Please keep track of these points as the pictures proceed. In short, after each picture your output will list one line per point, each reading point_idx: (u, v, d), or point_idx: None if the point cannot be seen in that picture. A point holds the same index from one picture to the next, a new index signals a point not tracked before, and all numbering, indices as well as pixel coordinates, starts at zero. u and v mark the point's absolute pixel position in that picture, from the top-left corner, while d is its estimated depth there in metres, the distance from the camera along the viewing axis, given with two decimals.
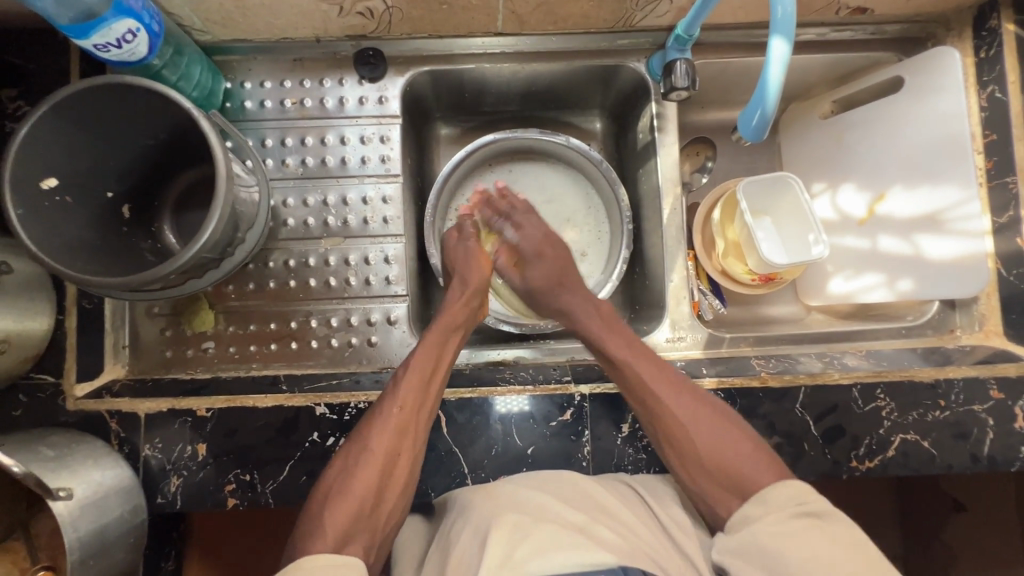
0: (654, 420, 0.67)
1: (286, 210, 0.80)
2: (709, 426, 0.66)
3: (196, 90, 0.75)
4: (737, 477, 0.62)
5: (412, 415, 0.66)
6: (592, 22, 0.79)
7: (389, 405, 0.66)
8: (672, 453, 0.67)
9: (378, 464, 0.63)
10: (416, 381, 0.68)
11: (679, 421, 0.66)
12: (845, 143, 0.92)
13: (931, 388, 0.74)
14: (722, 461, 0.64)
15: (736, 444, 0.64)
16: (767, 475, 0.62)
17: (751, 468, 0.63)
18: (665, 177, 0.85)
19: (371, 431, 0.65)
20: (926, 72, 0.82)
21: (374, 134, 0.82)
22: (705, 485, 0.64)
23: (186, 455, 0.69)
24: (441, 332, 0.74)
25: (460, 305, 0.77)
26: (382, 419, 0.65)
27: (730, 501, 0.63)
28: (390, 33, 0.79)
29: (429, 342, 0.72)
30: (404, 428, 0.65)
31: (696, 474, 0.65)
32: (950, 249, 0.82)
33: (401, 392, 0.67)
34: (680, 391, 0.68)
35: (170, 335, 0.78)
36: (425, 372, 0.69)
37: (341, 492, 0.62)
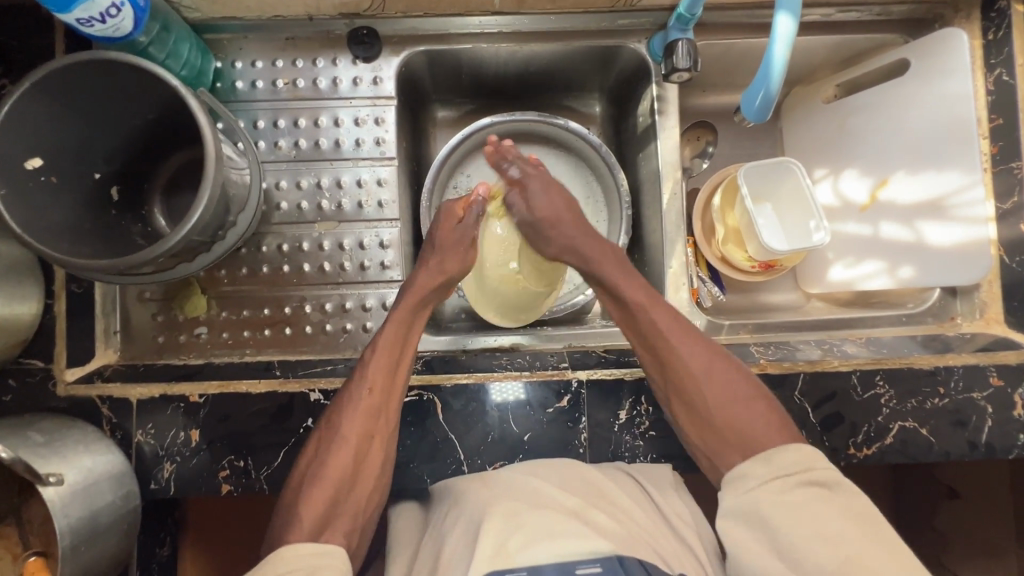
0: (663, 370, 0.67)
1: (279, 193, 0.78)
2: (726, 382, 0.64)
3: (185, 68, 0.73)
4: (742, 433, 0.62)
5: (381, 397, 0.65)
6: (592, 0, 0.77)
7: (356, 387, 0.65)
8: (682, 411, 0.65)
9: (352, 447, 0.63)
10: (384, 361, 0.67)
11: (694, 375, 0.65)
12: (849, 127, 0.91)
13: (930, 375, 0.74)
14: (729, 416, 0.63)
15: (747, 400, 0.63)
16: (778, 437, 0.61)
17: (763, 426, 0.61)
18: (666, 162, 0.83)
19: (341, 416, 0.65)
20: (933, 54, 0.80)
21: (368, 115, 0.80)
22: (705, 437, 0.64)
23: (179, 441, 0.68)
24: (406, 311, 0.72)
25: (421, 289, 0.73)
26: (351, 402, 0.65)
27: (733, 458, 0.62)
28: (384, 11, 0.77)
29: (394, 322, 0.70)
30: (373, 411, 0.65)
31: (699, 428, 0.64)
32: (952, 235, 0.81)
33: (367, 374, 0.66)
34: (700, 343, 0.67)
35: (162, 320, 0.77)
36: (391, 352, 0.68)
37: (316, 477, 0.62)
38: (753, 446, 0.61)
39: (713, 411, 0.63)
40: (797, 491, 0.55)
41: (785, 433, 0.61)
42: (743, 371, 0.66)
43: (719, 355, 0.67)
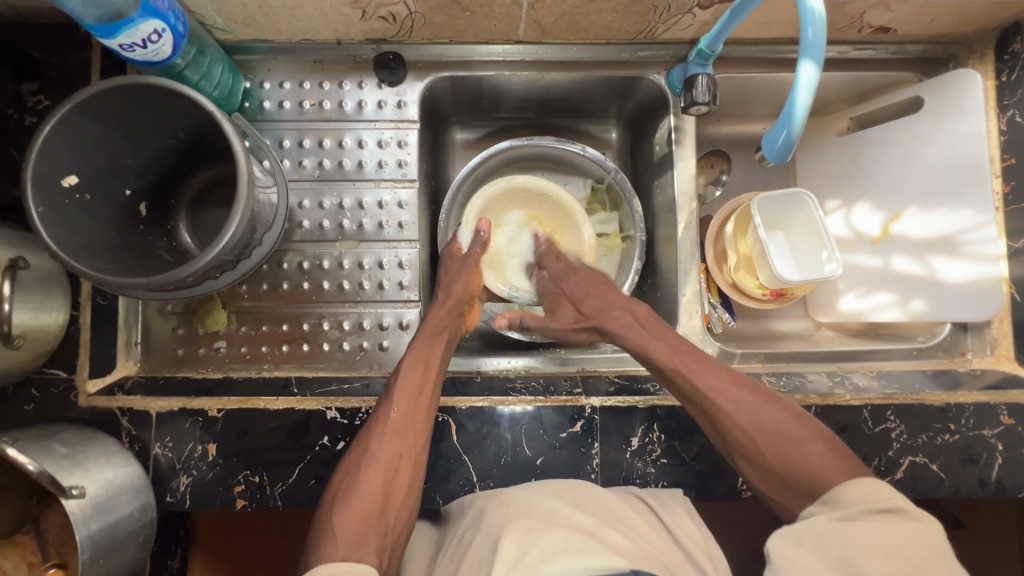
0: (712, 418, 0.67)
1: (302, 211, 0.80)
2: (762, 417, 0.65)
3: (216, 89, 0.74)
4: (803, 474, 0.61)
5: (408, 420, 0.66)
6: (614, 34, 0.79)
7: (387, 407, 0.67)
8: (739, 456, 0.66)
9: (378, 464, 0.64)
10: (410, 384, 0.68)
11: (738, 419, 0.65)
12: (861, 162, 0.92)
13: (941, 412, 0.74)
14: (782, 455, 0.63)
15: (796, 438, 0.63)
16: (837, 473, 0.60)
17: (823, 466, 0.61)
18: (682, 192, 0.84)
19: (371, 435, 0.66)
20: (947, 94, 0.82)
21: (391, 139, 0.82)
22: (771, 483, 0.63)
23: (197, 455, 0.69)
24: (426, 339, 0.73)
25: (440, 316, 0.75)
26: (380, 421, 0.66)
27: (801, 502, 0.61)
28: (411, 38, 0.79)
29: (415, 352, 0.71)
30: (401, 429, 0.66)
31: (755, 465, 0.64)
32: (963, 272, 0.82)
33: (393, 395, 0.68)
34: (737, 381, 0.68)
35: (182, 334, 0.78)
36: (415, 378, 0.69)
37: (352, 493, 0.62)
38: (820, 488, 0.60)
39: (765, 454, 0.63)
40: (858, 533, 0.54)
41: (844, 467, 0.61)
42: (796, 412, 0.66)
43: (759, 394, 0.67)
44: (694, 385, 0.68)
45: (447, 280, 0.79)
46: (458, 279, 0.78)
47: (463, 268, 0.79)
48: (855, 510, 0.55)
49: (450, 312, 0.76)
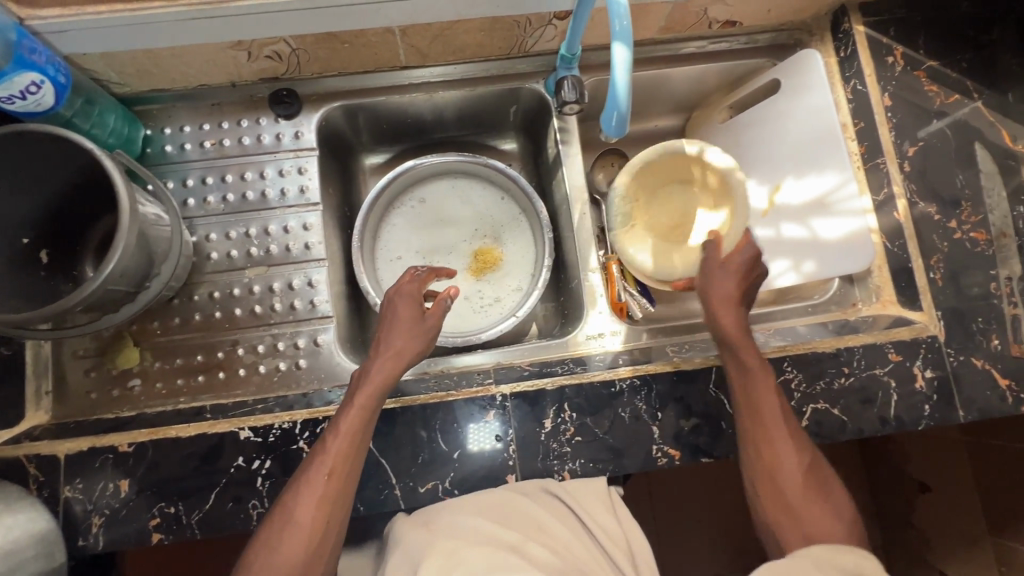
0: (760, 446, 0.67)
1: (210, 244, 0.83)
2: (806, 470, 0.65)
3: (112, 136, 0.78)
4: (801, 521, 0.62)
5: (335, 483, 0.64)
6: (488, 50, 0.86)
7: (315, 473, 0.64)
8: (760, 476, 0.66)
9: (301, 534, 0.61)
10: (344, 450, 0.65)
11: (780, 462, 0.65)
12: (742, 143, 1.00)
13: (834, 357, 0.78)
14: (801, 507, 0.63)
15: (825, 500, 0.64)
16: (842, 537, 0.61)
17: (829, 524, 0.62)
18: (573, 186, 0.90)
19: (294, 500, 0.63)
20: (797, 72, 0.91)
21: (292, 167, 0.86)
22: (771, 512, 0.64)
23: (108, 493, 0.68)
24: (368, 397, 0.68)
25: (384, 375, 0.69)
26: (307, 487, 0.63)
27: (793, 536, 0.62)
28: (302, 73, 0.85)
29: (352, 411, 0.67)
30: (327, 499, 0.63)
31: (769, 488, 0.65)
32: (840, 228, 0.88)
33: (325, 461, 0.64)
34: (795, 439, 0.67)
35: (95, 376, 0.77)
36: (350, 438, 0.66)
37: (264, 565, 0.60)
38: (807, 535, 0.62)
39: (790, 495, 0.64)
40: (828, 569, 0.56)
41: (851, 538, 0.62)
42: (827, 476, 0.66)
43: (806, 454, 0.67)
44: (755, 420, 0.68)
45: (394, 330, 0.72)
46: (397, 333, 0.72)
47: (414, 329, 0.73)
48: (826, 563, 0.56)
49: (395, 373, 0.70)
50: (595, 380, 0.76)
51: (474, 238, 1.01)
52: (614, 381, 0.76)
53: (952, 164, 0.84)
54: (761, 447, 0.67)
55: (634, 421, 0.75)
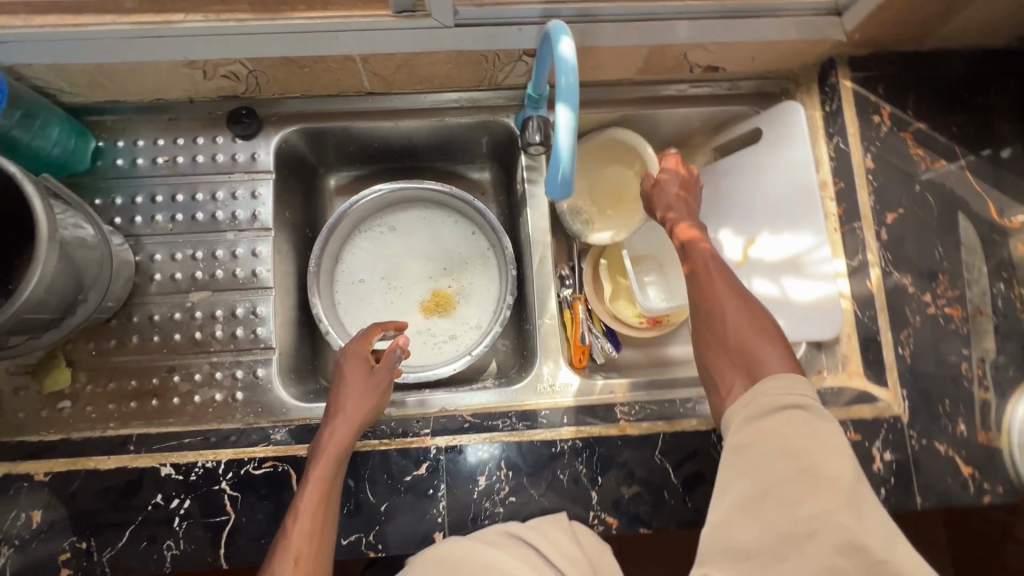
0: (701, 329, 0.69)
1: (154, 264, 0.80)
2: (748, 311, 0.67)
3: (56, 147, 0.75)
4: (753, 362, 0.63)
5: (307, 567, 0.59)
6: (456, 82, 0.83)
7: (281, 564, 0.59)
8: (706, 347, 0.68)
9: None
10: (308, 528, 0.61)
11: (724, 319, 0.67)
12: (720, 191, 0.97)
13: None
14: (750, 347, 0.64)
15: (764, 328, 0.65)
16: (781, 366, 0.62)
17: (768, 354, 0.63)
18: (537, 229, 0.87)
19: None
20: (778, 125, 0.87)
21: (245, 190, 0.83)
22: (721, 368, 0.66)
23: (20, 523, 0.66)
24: (327, 465, 0.65)
25: (341, 437, 0.67)
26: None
27: (737, 382, 0.64)
28: (262, 93, 0.82)
29: (314, 481, 0.64)
30: None
31: (722, 363, 0.66)
32: (811, 291, 0.84)
33: (289, 545, 0.60)
34: (748, 306, 0.68)
35: (24, 396, 0.75)
36: (314, 514, 0.62)
37: None
38: (760, 369, 0.62)
39: (733, 343, 0.65)
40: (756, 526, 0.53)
41: (792, 368, 0.62)
42: (776, 329, 0.66)
43: (769, 329, 0.66)
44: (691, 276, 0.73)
45: (348, 394, 0.71)
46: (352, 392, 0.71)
47: (368, 386, 0.72)
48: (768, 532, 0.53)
49: (352, 433, 0.68)
50: (535, 439, 0.73)
51: (436, 270, 0.98)
52: (555, 441, 0.73)
53: (932, 234, 0.80)
54: (707, 332, 0.69)
55: (572, 484, 0.72)
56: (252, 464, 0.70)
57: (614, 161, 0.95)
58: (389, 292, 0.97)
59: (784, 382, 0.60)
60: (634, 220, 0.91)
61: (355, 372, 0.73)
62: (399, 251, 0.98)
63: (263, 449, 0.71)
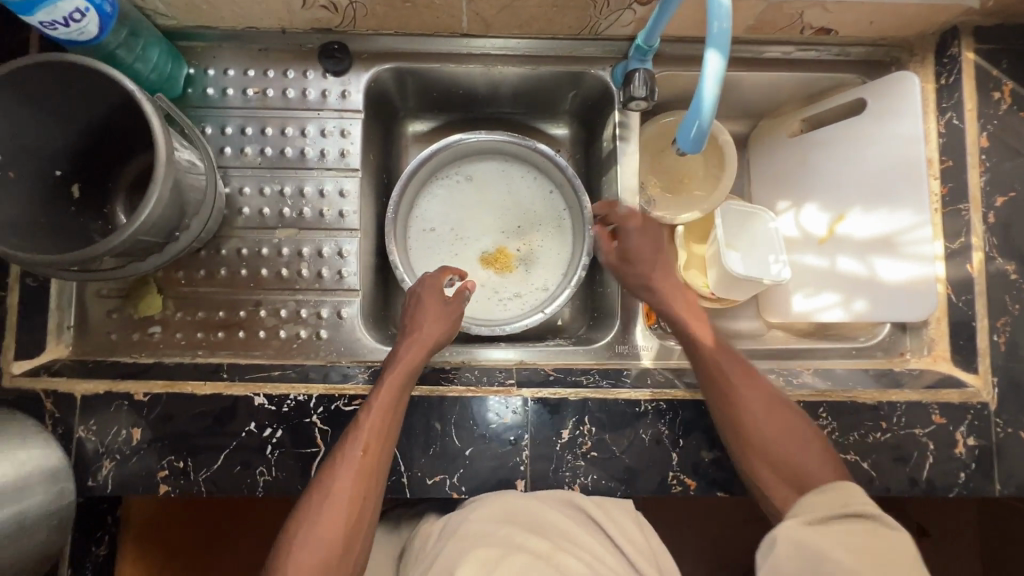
0: (722, 414, 0.69)
1: (243, 198, 0.80)
2: (782, 420, 0.67)
3: (153, 72, 0.73)
4: (799, 476, 0.64)
5: (374, 457, 0.65)
6: (556, 29, 0.80)
7: (351, 447, 0.65)
8: (743, 452, 0.67)
9: (340, 511, 0.62)
10: (379, 423, 0.66)
11: (744, 407, 0.69)
12: (809, 163, 0.93)
13: (874, 410, 0.74)
14: (795, 462, 0.65)
15: (802, 441, 0.66)
16: (828, 476, 0.63)
17: (808, 461, 0.65)
18: (625, 187, 0.85)
19: (332, 472, 0.64)
20: (887, 96, 0.83)
21: (334, 128, 0.81)
22: (768, 479, 0.66)
23: (120, 439, 0.69)
24: (403, 373, 0.70)
25: (416, 354, 0.72)
26: (343, 461, 0.64)
27: (789, 495, 0.64)
28: (356, 28, 0.79)
29: (388, 386, 0.69)
30: (366, 471, 0.64)
31: (765, 470, 0.66)
32: (904, 272, 0.82)
33: (360, 433, 0.65)
34: (758, 386, 0.70)
35: (117, 318, 0.77)
36: (386, 415, 0.67)
37: (309, 532, 0.61)
38: (809, 485, 0.63)
39: (774, 453, 0.66)
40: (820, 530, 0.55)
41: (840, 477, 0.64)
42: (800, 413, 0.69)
43: (777, 404, 0.69)
44: (698, 364, 0.73)
45: (424, 320, 0.76)
46: (428, 318, 0.77)
47: (442, 311, 0.77)
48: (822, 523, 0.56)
49: (425, 354, 0.73)
50: (619, 398, 0.73)
51: (507, 227, 0.96)
52: (640, 402, 0.73)
53: None
54: (716, 392, 0.71)
55: (653, 444, 0.72)
56: (343, 401, 0.70)
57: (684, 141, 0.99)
58: (455, 242, 0.95)
59: (844, 487, 0.59)
60: (691, 203, 0.98)
61: (431, 300, 0.78)
62: (467, 202, 0.97)
63: (352, 387, 0.72)
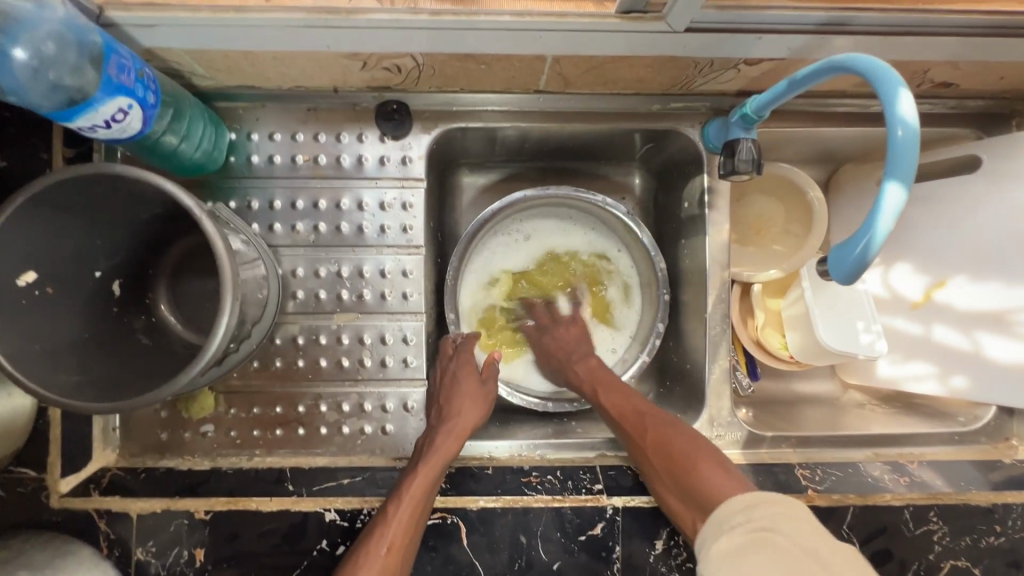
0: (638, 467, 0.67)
1: (296, 280, 0.72)
2: (666, 449, 0.63)
3: (198, 150, 0.65)
4: (693, 488, 0.58)
5: (397, 558, 0.59)
6: (645, 86, 0.71)
7: (375, 546, 0.59)
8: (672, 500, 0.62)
9: None
10: (407, 520, 0.61)
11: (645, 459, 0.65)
12: (906, 221, 0.86)
13: (987, 512, 0.69)
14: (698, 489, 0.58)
15: (691, 459, 0.61)
16: (727, 489, 0.56)
17: (711, 479, 0.58)
18: (713, 259, 0.78)
19: (351, 574, 0.57)
20: (1008, 159, 0.74)
21: (395, 199, 0.73)
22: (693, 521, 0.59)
23: (182, 560, 0.63)
24: (434, 465, 0.64)
25: (452, 445, 0.65)
26: (365, 560, 0.58)
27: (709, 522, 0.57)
28: (418, 87, 0.70)
29: (419, 478, 0.63)
30: (389, 574, 0.58)
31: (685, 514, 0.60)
32: (1016, 353, 0.76)
33: (387, 532, 0.60)
34: (645, 425, 0.67)
35: (166, 416, 0.70)
36: (414, 511, 0.61)
37: None
38: (708, 503, 0.57)
39: (677, 488, 0.61)
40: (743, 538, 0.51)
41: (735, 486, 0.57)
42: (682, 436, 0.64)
43: (667, 433, 0.65)
44: (608, 412, 0.71)
45: (459, 403, 0.69)
46: (463, 400, 0.70)
47: (478, 393, 0.71)
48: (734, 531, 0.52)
49: (461, 444, 0.66)
50: None
51: (566, 289, 0.89)
52: None
53: None
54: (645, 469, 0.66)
55: None
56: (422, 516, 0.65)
57: (769, 192, 0.91)
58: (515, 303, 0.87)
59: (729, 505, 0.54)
60: (771, 257, 0.90)
61: (465, 378, 0.72)
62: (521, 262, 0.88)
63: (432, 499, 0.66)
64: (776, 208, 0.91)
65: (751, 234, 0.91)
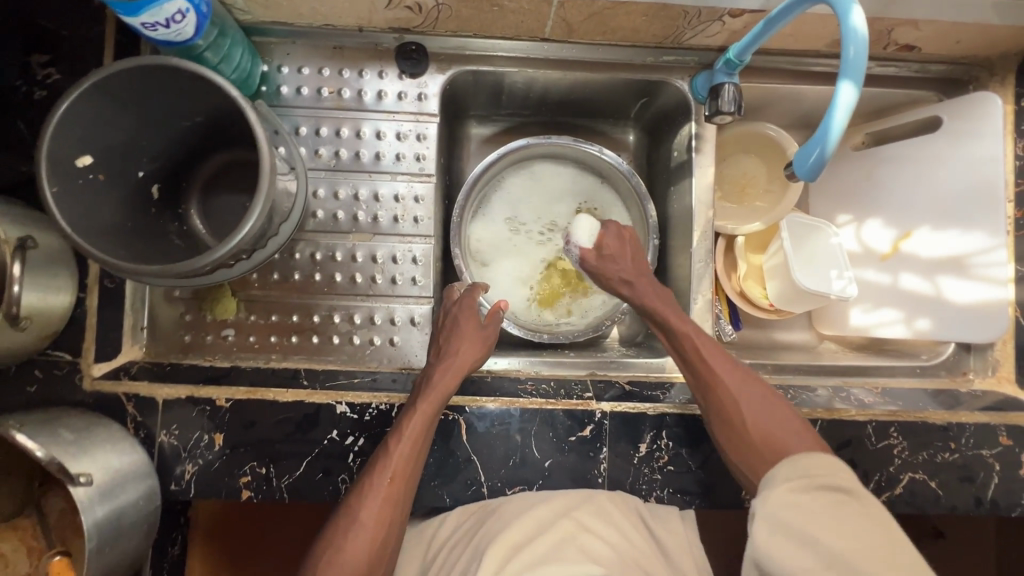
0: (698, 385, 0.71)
1: (317, 201, 0.78)
2: (750, 393, 0.68)
3: (235, 72, 0.72)
4: (774, 445, 0.64)
5: (401, 486, 0.64)
6: (640, 37, 0.78)
7: (378, 475, 0.64)
8: (719, 425, 0.68)
9: (365, 538, 0.62)
10: (408, 455, 0.65)
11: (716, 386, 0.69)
12: (875, 179, 0.92)
13: (943, 431, 0.76)
14: (767, 432, 0.65)
15: (778, 416, 0.66)
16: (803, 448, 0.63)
17: (793, 440, 0.64)
18: (699, 199, 0.84)
19: (359, 499, 0.63)
20: (965, 117, 0.82)
21: (411, 131, 0.80)
22: (742, 455, 0.65)
23: (203, 444, 0.68)
24: (432, 402, 0.67)
25: (450, 381, 0.69)
26: (370, 490, 0.63)
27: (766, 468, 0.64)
28: (435, 29, 0.77)
29: (418, 416, 0.66)
30: (393, 499, 0.64)
31: (743, 450, 0.65)
32: (973, 293, 0.83)
33: (389, 465, 0.64)
34: (728, 359, 0.71)
35: (190, 320, 0.77)
36: (414, 444, 0.65)
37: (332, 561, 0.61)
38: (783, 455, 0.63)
39: (747, 426, 0.66)
40: (815, 493, 0.58)
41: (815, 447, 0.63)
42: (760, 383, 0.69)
43: (748, 377, 0.70)
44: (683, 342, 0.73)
45: (457, 346, 0.73)
46: (463, 341, 0.73)
47: (478, 337, 0.75)
48: (802, 480, 0.59)
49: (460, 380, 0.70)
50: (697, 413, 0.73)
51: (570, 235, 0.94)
52: None
53: None
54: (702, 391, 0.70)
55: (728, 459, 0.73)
56: None
57: (750, 151, 0.98)
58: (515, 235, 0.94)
59: (812, 463, 0.60)
60: (753, 212, 0.97)
61: (466, 325, 0.75)
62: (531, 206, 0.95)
63: None
64: (756, 167, 0.98)
65: (733, 190, 0.98)
